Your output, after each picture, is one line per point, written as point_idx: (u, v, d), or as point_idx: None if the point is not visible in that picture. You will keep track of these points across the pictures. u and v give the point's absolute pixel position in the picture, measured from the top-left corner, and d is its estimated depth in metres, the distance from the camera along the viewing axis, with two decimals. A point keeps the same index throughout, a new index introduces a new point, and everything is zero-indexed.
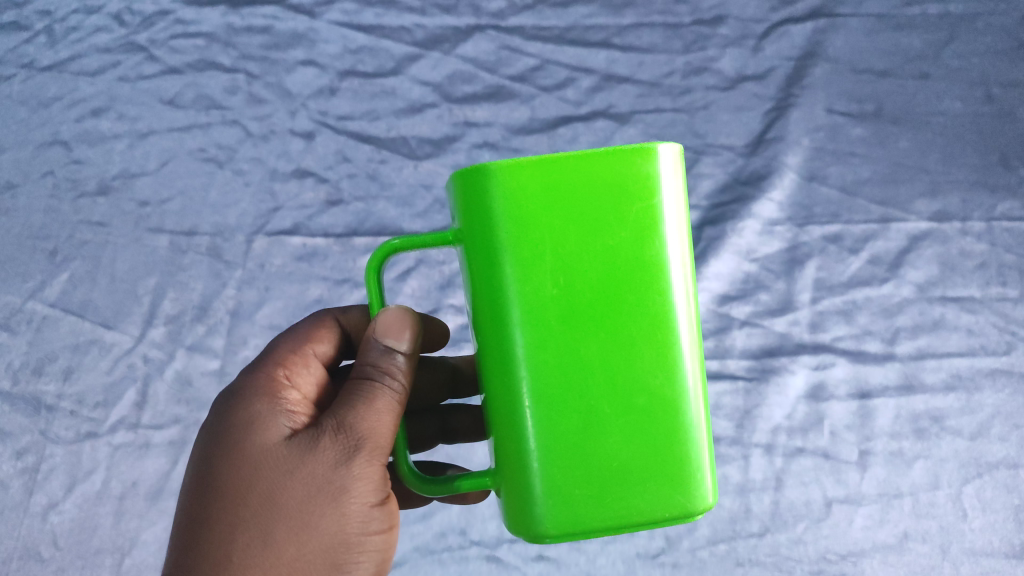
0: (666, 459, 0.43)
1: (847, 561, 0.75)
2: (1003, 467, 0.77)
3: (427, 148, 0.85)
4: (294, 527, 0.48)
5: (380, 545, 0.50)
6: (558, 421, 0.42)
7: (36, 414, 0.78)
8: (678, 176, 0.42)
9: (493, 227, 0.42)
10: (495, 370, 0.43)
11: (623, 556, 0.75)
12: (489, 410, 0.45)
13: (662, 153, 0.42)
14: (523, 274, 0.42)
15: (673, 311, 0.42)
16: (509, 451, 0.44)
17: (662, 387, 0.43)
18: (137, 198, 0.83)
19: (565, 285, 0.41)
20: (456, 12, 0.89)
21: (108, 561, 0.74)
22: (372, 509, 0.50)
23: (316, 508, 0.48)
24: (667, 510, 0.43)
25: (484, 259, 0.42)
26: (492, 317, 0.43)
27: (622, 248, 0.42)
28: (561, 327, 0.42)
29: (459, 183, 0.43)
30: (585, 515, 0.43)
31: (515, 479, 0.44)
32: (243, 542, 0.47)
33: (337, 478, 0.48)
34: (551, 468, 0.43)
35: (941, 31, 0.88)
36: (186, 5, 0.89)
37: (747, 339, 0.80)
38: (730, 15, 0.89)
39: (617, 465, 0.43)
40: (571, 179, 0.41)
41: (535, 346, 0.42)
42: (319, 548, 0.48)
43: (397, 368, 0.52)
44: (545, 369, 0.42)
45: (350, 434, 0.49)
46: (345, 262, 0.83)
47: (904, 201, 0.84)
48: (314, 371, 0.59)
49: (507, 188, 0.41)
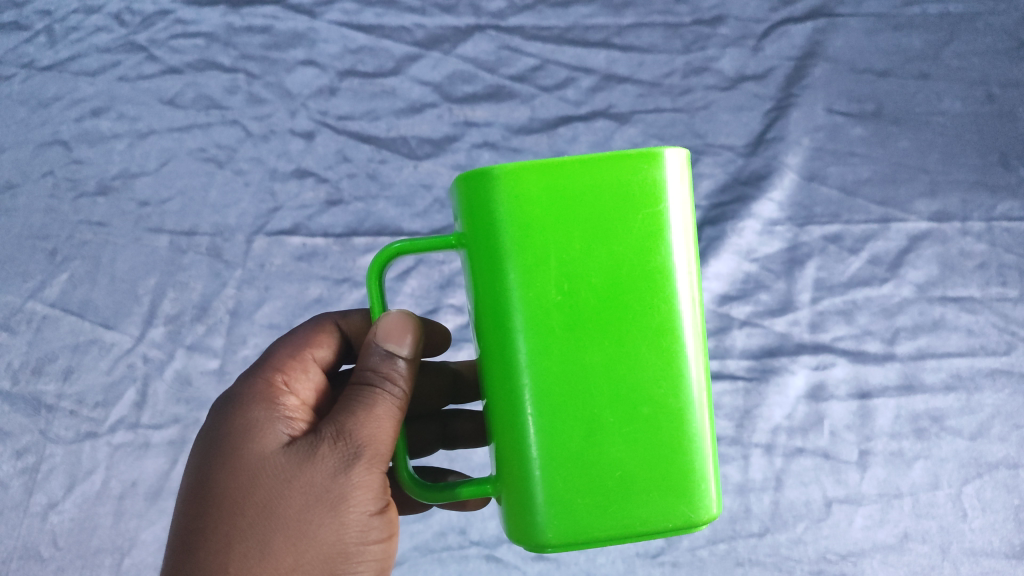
0: (670, 468, 0.43)
1: (847, 561, 0.75)
2: (1003, 467, 0.77)
3: (427, 148, 0.85)
4: (293, 536, 0.47)
5: (379, 554, 0.50)
6: (562, 428, 0.42)
7: (36, 414, 0.78)
8: (684, 182, 0.42)
9: (497, 233, 0.42)
10: (498, 377, 0.43)
11: (623, 555, 0.74)
12: (491, 416, 0.45)
13: (668, 158, 0.42)
14: (526, 279, 0.42)
15: (677, 318, 0.42)
16: (510, 458, 0.44)
17: (666, 395, 0.43)
18: (137, 198, 0.83)
19: (570, 291, 0.41)
20: (456, 12, 0.89)
21: (108, 561, 0.74)
22: (371, 517, 0.49)
23: (315, 517, 0.48)
24: (670, 520, 0.43)
25: (488, 264, 0.42)
26: (495, 323, 0.43)
27: (626, 254, 0.42)
28: (565, 334, 0.42)
29: (463, 187, 0.43)
30: (587, 524, 0.43)
31: (517, 487, 0.44)
32: (241, 552, 0.47)
33: (337, 486, 0.48)
34: (554, 476, 0.43)
35: (940, 31, 0.88)
36: (186, 5, 0.89)
37: (746, 339, 0.80)
38: (730, 15, 0.89)
39: (621, 473, 0.43)
40: (576, 184, 0.41)
41: (539, 352, 0.42)
42: (318, 558, 0.48)
43: (398, 373, 0.52)
44: (548, 375, 0.42)
45: (350, 441, 0.49)
46: (345, 262, 0.83)
47: (904, 201, 0.84)
48: (313, 376, 0.59)
49: (511, 193, 0.41)
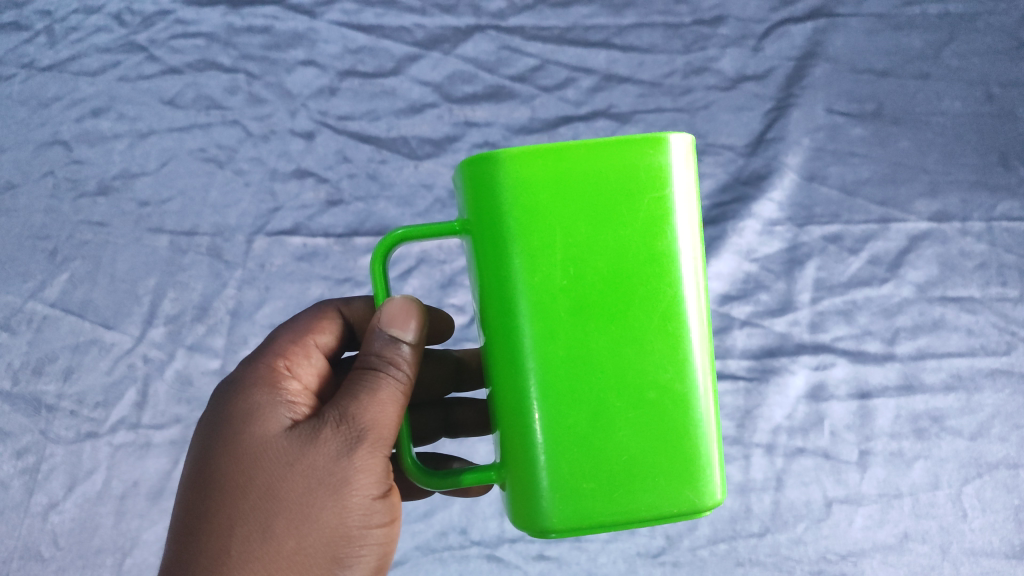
0: (675, 454, 0.43)
1: (847, 561, 0.75)
2: (1003, 467, 0.77)
3: (427, 148, 0.85)
4: (295, 520, 0.48)
5: (381, 538, 0.50)
6: (567, 413, 0.42)
7: (36, 414, 0.78)
8: (690, 167, 0.42)
9: (502, 218, 0.42)
10: (502, 362, 0.43)
11: (623, 555, 0.75)
12: (495, 403, 0.45)
13: (674, 144, 0.42)
14: (532, 264, 0.41)
15: (682, 303, 0.43)
16: (515, 444, 0.44)
17: (671, 380, 0.43)
18: (137, 198, 0.83)
19: (576, 275, 0.41)
20: (456, 12, 0.89)
21: (108, 561, 0.74)
22: (374, 501, 0.49)
23: (317, 500, 0.48)
24: (675, 506, 0.43)
25: (493, 249, 0.42)
26: (499, 308, 0.42)
27: (632, 239, 0.42)
28: (571, 319, 0.42)
29: (467, 171, 0.43)
30: (592, 509, 0.43)
31: (522, 473, 0.44)
32: (244, 535, 0.48)
33: (339, 470, 0.48)
34: (559, 461, 0.43)
35: (940, 31, 0.88)
36: (186, 5, 0.89)
37: (747, 339, 0.80)
38: (730, 15, 0.89)
39: (627, 459, 0.43)
40: (581, 169, 0.41)
41: (544, 337, 0.42)
42: (320, 541, 0.48)
43: (402, 358, 0.52)
44: (553, 360, 0.42)
45: (352, 425, 0.49)
46: (345, 262, 0.83)
47: (904, 201, 0.84)
48: (316, 362, 0.59)
49: (516, 177, 0.41)
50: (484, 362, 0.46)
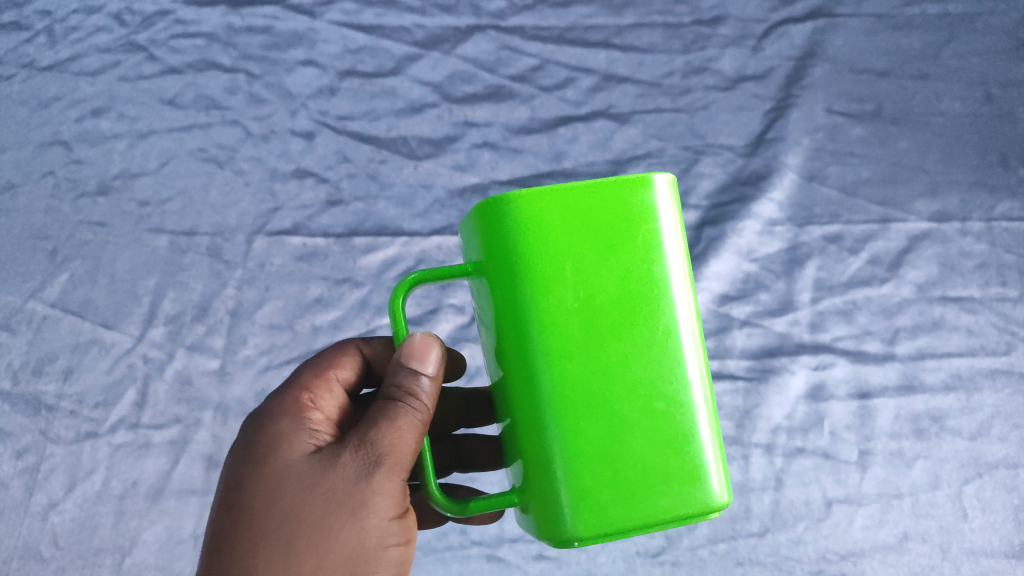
0: (690, 456, 0.43)
1: (847, 561, 0.75)
2: (1003, 467, 0.77)
3: (427, 148, 0.85)
4: (315, 540, 0.48)
5: (398, 558, 0.50)
6: (583, 426, 0.42)
7: (36, 414, 0.78)
8: (673, 202, 0.44)
9: (511, 247, 0.42)
10: (518, 386, 0.43)
11: (623, 555, 0.74)
12: (512, 430, 0.45)
13: (658, 184, 0.43)
14: (543, 287, 0.42)
15: (685, 315, 0.43)
16: (534, 460, 0.43)
17: (681, 389, 0.43)
18: (137, 198, 0.83)
19: (587, 295, 0.42)
20: (456, 12, 0.89)
21: (107, 561, 0.74)
22: (391, 522, 0.49)
23: (336, 522, 0.48)
24: (694, 506, 0.43)
25: (504, 277, 0.42)
26: (513, 332, 0.43)
27: (636, 257, 0.42)
28: (583, 336, 0.42)
29: (479, 214, 0.43)
30: (614, 517, 0.42)
31: (542, 489, 0.43)
32: (264, 557, 0.47)
33: (358, 492, 0.48)
34: (578, 474, 0.42)
35: (940, 31, 0.89)
36: (187, 6, 0.90)
37: (747, 339, 0.80)
38: (729, 15, 0.90)
39: (644, 466, 0.42)
40: (583, 195, 0.42)
41: (556, 357, 0.42)
42: (339, 561, 0.48)
43: (422, 389, 0.51)
44: (567, 377, 0.42)
45: (371, 449, 0.49)
46: (345, 262, 0.82)
47: (904, 201, 0.84)
48: (337, 396, 0.59)
49: (522, 209, 0.42)
50: (500, 390, 0.46)
